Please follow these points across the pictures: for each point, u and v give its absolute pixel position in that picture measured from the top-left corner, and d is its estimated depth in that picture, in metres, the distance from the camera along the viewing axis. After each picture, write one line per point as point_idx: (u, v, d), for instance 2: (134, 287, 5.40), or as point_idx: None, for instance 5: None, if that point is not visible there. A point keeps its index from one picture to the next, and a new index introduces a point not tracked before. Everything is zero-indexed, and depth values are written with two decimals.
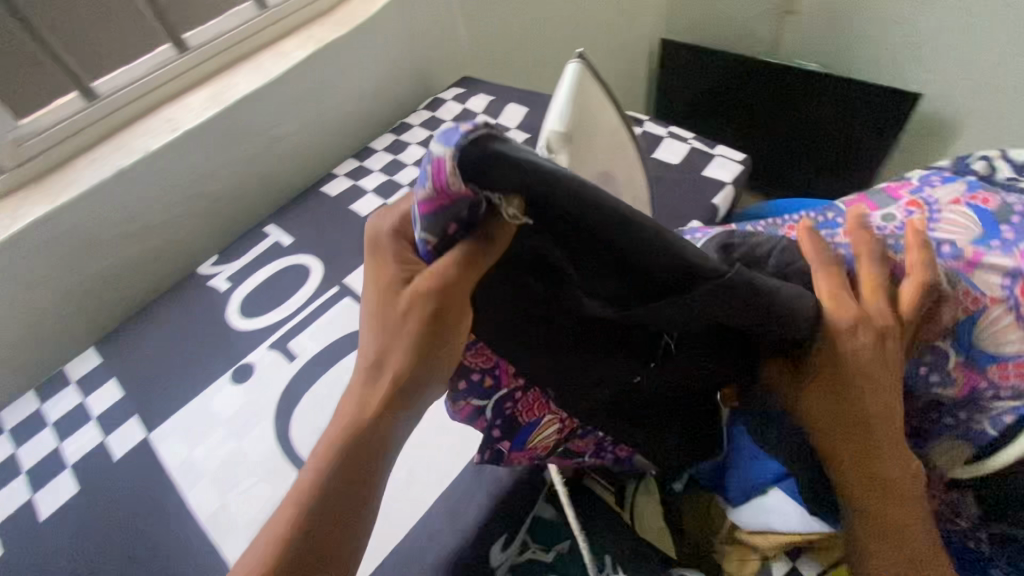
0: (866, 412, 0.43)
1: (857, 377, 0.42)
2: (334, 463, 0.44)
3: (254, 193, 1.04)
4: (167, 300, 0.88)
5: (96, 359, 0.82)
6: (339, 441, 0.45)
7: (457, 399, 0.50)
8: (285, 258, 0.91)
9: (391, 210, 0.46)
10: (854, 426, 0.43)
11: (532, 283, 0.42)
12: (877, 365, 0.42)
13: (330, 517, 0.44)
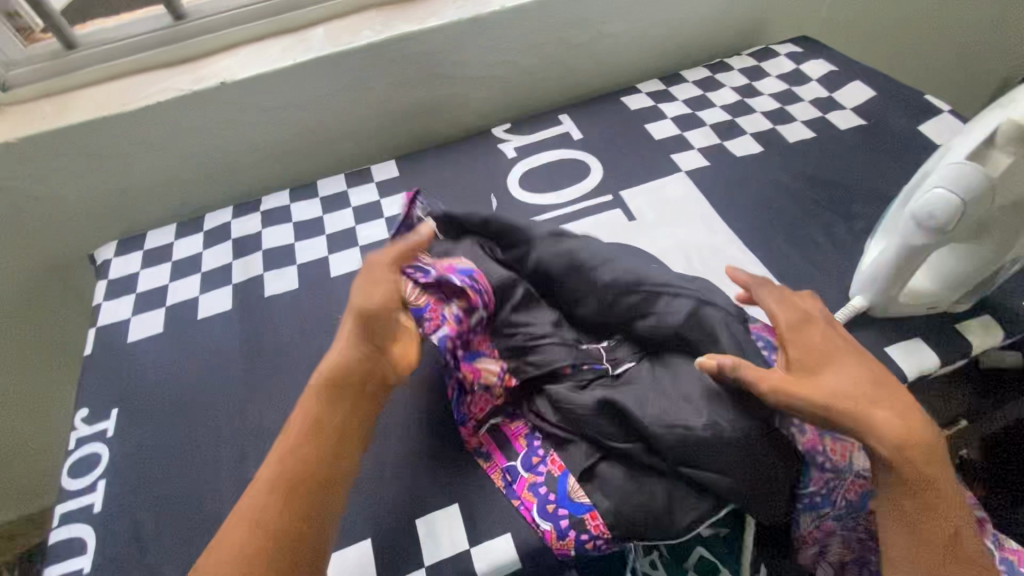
0: (848, 402, 0.48)
1: (817, 365, 0.51)
2: (296, 476, 0.47)
3: (558, 81, 1.05)
4: (462, 147, 0.97)
5: (394, 173, 0.94)
6: (283, 466, 0.48)
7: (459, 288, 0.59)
8: (571, 151, 0.93)
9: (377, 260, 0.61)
10: (846, 410, 0.48)
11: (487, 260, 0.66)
12: (819, 352, 0.52)
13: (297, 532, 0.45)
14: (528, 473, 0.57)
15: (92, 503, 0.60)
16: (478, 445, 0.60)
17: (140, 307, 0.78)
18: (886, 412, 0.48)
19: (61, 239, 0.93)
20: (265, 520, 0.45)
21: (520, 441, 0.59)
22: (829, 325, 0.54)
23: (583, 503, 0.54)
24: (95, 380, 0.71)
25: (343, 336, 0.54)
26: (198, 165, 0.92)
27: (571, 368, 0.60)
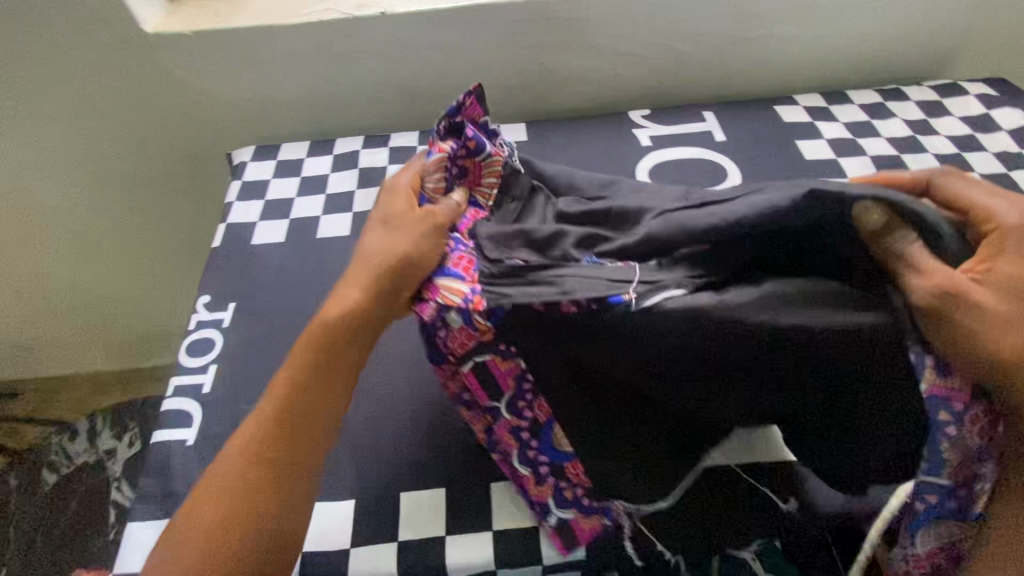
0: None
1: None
2: (292, 414, 0.51)
3: (711, 76, 0.99)
4: (597, 125, 0.94)
5: (523, 136, 0.92)
6: (286, 398, 0.51)
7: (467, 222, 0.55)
8: (710, 152, 0.88)
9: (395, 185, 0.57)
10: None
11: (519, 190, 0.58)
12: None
13: (303, 462, 0.51)
14: (513, 417, 0.51)
15: (202, 383, 0.65)
16: (459, 393, 0.52)
17: (266, 215, 0.82)
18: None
19: (206, 133, 1.01)
20: (282, 460, 0.50)
21: (507, 381, 0.50)
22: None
23: (566, 451, 0.52)
24: (218, 272, 0.76)
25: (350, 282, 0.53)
26: (339, 90, 0.94)
27: (576, 301, 0.44)
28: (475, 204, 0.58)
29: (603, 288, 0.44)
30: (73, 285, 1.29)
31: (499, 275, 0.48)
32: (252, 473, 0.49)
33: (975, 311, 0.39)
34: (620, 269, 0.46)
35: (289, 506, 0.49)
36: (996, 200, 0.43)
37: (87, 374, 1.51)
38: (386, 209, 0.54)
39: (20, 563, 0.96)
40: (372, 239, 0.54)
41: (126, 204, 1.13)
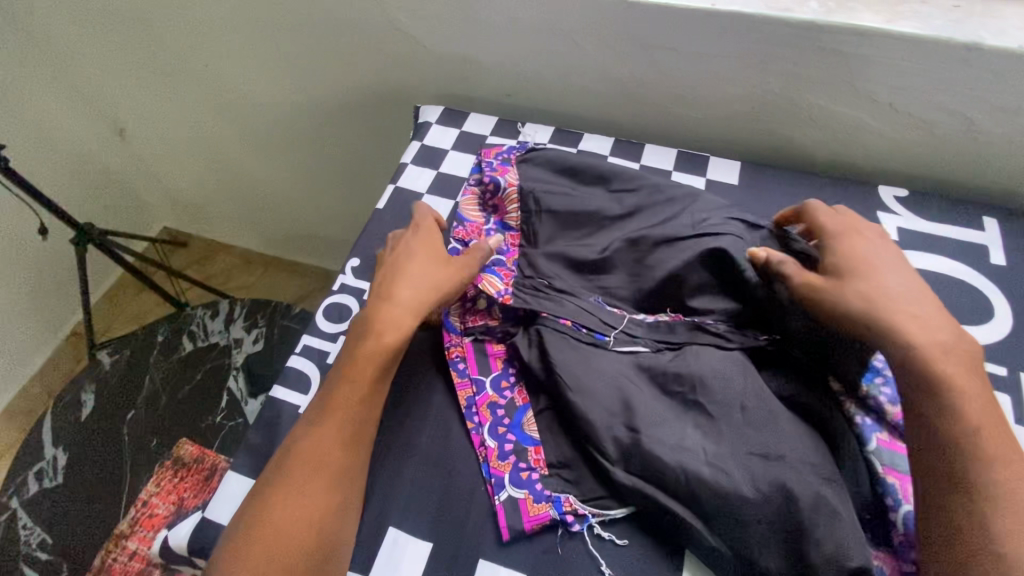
0: (891, 306, 0.52)
1: (864, 279, 0.54)
2: (356, 410, 0.53)
3: (1011, 172, 0.74)
4: (829, 192, 0.76)
5: (735, 180, 0.77)
6: (342, 406, 0.53)
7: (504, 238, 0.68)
8: (975, 275, 0.67)
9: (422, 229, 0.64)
10: (887, 315, 0.51)
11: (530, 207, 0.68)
12: (870, 269, 0.55)
13: (360, 462, 0.53)
14: (493, 392, 0.58)
15: (328, 351, 0.64)
16: (456, 357, 0.61)
17: (435, 189, 0.78)
18: (915, 310, 0.52)
19: (401, 75, 0.99)
20: (344, 457, 0.51)
21: (497, 362, 0.60)
22: (884, 260, 0.56)
23: (532, 436, 0.56)
24: (375, 236, 0.74)
25: (406, 306, 0.57)
26: (543, 69, 0.85)
27: (571, 326, 0.59)
28: (506, 227, 0.69)
29: (595, 325, 0.60)
30: (250, 173, 1.40)
31: (530, 288, 0.62)
32: (312, 472, 0.50)
33: (823, 294, 0.54)
34: (611, 314, 0.61)
35: (343, 502, 0.51)
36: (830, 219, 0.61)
37: (241, 249, 1.69)
38: (431, 249, 0.62)
39: (145, 410, 1.10)
40: (409, 272, 0.59)
41: (311, 117, 1.18)
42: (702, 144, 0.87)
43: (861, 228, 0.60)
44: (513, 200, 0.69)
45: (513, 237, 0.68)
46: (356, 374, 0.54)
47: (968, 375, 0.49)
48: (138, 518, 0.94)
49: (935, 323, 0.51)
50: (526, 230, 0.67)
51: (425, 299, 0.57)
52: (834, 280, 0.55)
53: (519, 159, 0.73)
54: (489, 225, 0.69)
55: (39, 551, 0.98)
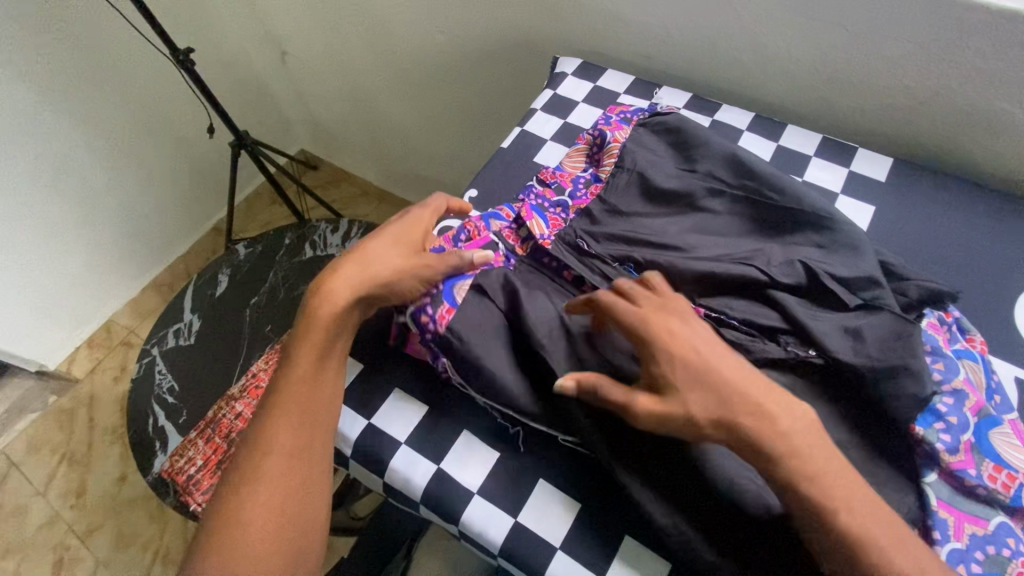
0: (740, 403, 0.46)
1: (699, 377, 0.47)
2: (306, 393, 0.55)
3: None
4: (994, 205, 0.67)
5: (884, 174, 0.71)
6: (296, 393, 0.54)
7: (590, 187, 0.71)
8: None
9: (407, 219, 0.62)
10: (738, 415, 0.46)
11: (627, 164, 0.69)
12: (702, 364, 0.48)
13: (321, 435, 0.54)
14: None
15: None
16: (467, 229, 0.67)
17: (559, 137, 0.80)
18: (756, 402, 0.46)
19: (544, 26, 1.01)
20: (297, 435, 0.53)
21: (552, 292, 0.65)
22: (708, 342, 0.50)
23: (457, 300, 0.59)
24: (494, 170, 0.78)
25: (344, 288, 0.56)
26: (689, 33, 0.83)
27: (592, 290, 0.63)
28: (596, 178, 0.71)
29: None
30: (382, 109, 1.51)
31: (568, 243, 0.65)
32: (270, 478, 0.51)
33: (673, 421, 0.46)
34: None
35: (304, 476, 0.52)
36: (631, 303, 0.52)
37: (363, 180, 1.83)
38: (399, 231, 0.60)
39: (265, 301, 1.25)
40: (354, 262, 0.57)
41: (446, 61, 1.24)
42: (849, 134, 0.80)
43: (669, 303, 0.52)
44: (612, 155, 0.71)
45: (597, 187, 0.70)
46: (298, 359, 0.55)
47: (817, 444, 0.46)
48: (246, 386, 1.07)
49: (771, 406, 0.46)
50: (610, 183, 0.69)
51: (362, 294, 0.57)
52: (672, 393, 0.47)
53: (644, 120, 0.74)
54: (583, 174, 0.73)
55: (168, 395, 1.17)
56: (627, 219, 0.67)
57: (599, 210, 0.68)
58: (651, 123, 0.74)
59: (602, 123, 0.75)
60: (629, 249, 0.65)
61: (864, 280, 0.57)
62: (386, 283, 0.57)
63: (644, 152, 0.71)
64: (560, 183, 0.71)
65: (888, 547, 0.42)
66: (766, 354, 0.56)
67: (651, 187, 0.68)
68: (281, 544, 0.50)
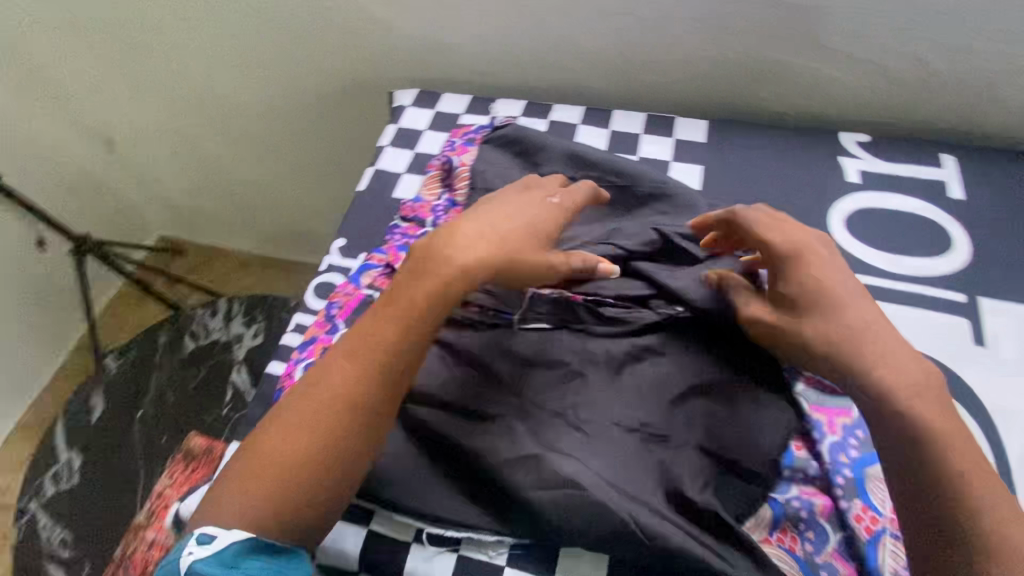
0: (864, 345, 0.49)
1: (829, 310, 0.51)
2: (380, 355, 0.51)
3: (968, 109, 0.77)
4: (794, 141, 0.78)
5: (704, 136, 0.79)
6: (379, 344, 0.51)
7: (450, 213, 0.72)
8: (936, 209, 0.70)
9: (526, 191, 0.60)
10: (857, 350, 0.49)
11: (479, 181, 0.73)
12: (833, 300, 0.51)
13: (387, 407, 0.51)
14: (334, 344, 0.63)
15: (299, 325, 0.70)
16: (337, 300, 0.67)
17: (412, 168, 0.81)
18: (886, 346, 0.49)
19: (375, 64, 1.01)
20: (352, 393, 0.50)
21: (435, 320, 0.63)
22: (848, 292, 0.52)
23: None
24: (355, 216, 0.77)
25: (467, 249, 0.53)
26: (510, 46, 0.88)
27: (478, 310, 0.64)
28: (454, 203, 0.73)
29: (501, 305, 0.64)
30: (237, 175, 1.43)
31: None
32: (320, 422, 0.49)
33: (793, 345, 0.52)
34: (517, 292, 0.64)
35: (351, 440, 0.49)
36: (770, 232, 0.56)
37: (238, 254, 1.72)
38: (529, 204, 0.59)
39: (153, 410, 1.13)
40: (486, 228, 0.55)
41: (293, 116, 1.20)
42: (671, 108, 0.89)
43: (810, 244, 0.54)
44: (464, 178, 0.74)
45: (456, 211, 0.72)
46: (395, 308, 0.52)
47: (940, 396, 0.47)
48: (155, 509, 0.97)
49: (891, 350, 0.49)
50: (467, 203, 0.72)
51: (487, 266, 0.53)
52: (796, 319, 0.52)
53: (486, 135, 0.78)
54: (441, 201, 0.74)
55: (62, 548, 1.02)
56: None
57: None
58: (491, 135, 0.78)
59: (448, 149, 0.78)
60: None
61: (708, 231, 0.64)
62: (501, 266, 0.54)
63: (491, 167, 0.75)
64: (420, 215, 0.73)
65: (962, 474, 0.44)
66: (642, 318, 0.62)
67: None
68: (310, 492, 0.48)
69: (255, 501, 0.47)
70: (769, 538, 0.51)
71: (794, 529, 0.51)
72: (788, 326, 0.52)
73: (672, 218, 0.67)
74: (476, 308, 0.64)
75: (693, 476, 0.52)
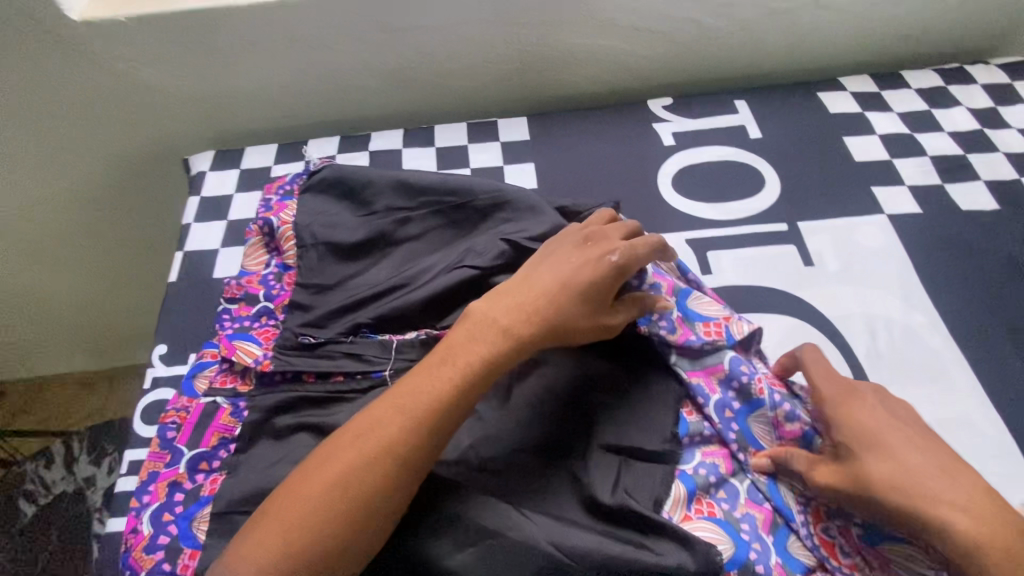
0: (930, 488, 0.44)
1: (885, 448, 0.46)
2: (430, 411, 0.45)
3: (744, 57, 0.85)
4: (608, 118, 0.81)
5: (526, 133, 0.79)
6: (428, 396, 0.46)
7: (284, 280, 0.64)
8: (741, 152, 0.76)
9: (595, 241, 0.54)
10: (918, 502, 0.44)
11: (308, 237, 0.65)
12: (894, 441, 0.46)
13: (419, 475, 0.45)
14: (183, 472, 0.54)
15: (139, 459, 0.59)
16: (172, 421, 0.58)
17: (231, 240, 0.72)
18: (956, 500, 0.43)
19: (158, 133, 0.88)
20: (390, 458, 0.44)
21: (297, 405, 0.56)
22: (915, 430, 0.47)
23: (198, 536, 0.51)
24: (176, 314, 0.67)
25: (516, 315, 0.50)
26: (307, 82, 0.81)
27: (343, 379, 0.57)
28: (286, 267, 0.66)
29: (367, 365, 0.57)
30: None
31: (291, 347, 0.58)
32: (353, 477, 0.43)
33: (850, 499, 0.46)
34: (381, 346, 0.58)
35: (378, 503, 0.43)
36: (827, 384, 0.51)
37: None
38: (588, 253, 0.53)
39: None
40: (547, 286, 0.51)
41: None
42: (492, 110, 0.87)
43: (871, 390, 0.50)
44: (289, 237, 0.66)
45: (291, 276, 0.64)
46: (449, 365, 0.47)
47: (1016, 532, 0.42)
48: None
49: (968, 496, 0.43)
50: (301, 264, 0.64)
51: (521, 340, 0.49)
52: (850, 469, 0.47)
53: (303, 183, 0.71)
54: (270, 269, 0.66)
55: None
56: (337, 287, 0.63)
57: (304, 296, 0.62)
58: (308, 181, 0.70)
59: (263, 210, 0.69)
60: (352, 314, 0.61)
61: (554, 227, 0.62)
62: (538, 341, 0.49)
63: (317, 216, 0.67)
64: (250, 291, 0.64)
65: None
66: None
67: (342, 245, 0.65)
68: (322, 553, 0.41)
69: (259, 566, 0.41)
70: (689, 514, 0.49)
71: (708, 495, 0.50)
72: (846, 478, 0.46)
73: (520, 221, 0.65)
74: (340, 378, 0.57)
75: (604, 476, 0.50)
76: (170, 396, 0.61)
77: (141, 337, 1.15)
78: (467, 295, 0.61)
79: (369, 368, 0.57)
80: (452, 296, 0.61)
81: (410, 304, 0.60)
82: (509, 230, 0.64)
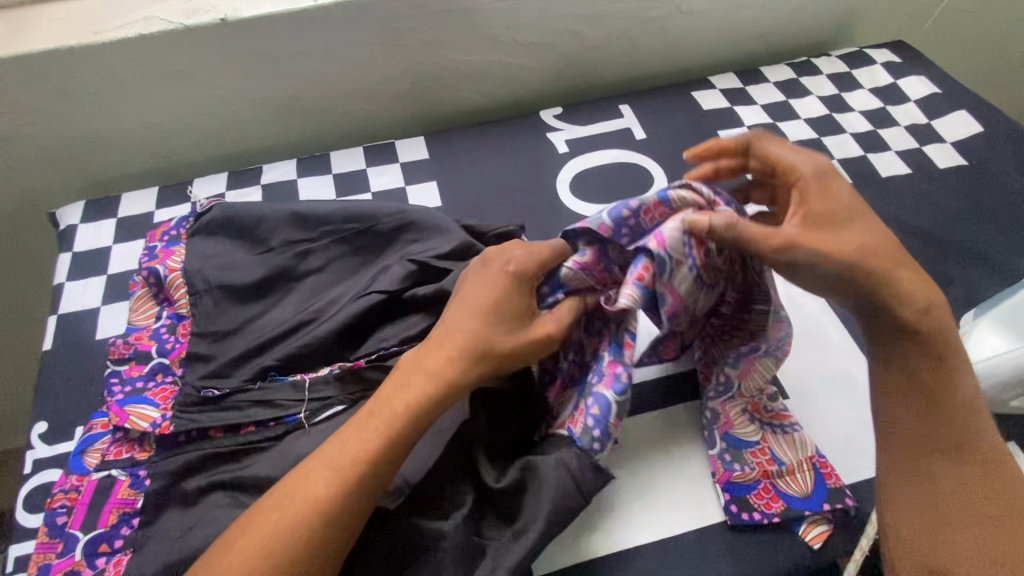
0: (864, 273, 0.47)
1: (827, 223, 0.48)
2: (353, 463, 0.44)
3: (622, 62, 0.90)
4: (504, 131, 0.82)
5: (425, 151, 0.79)
6: (354, 449, 0.44)
7: (178, 331, 0.60)
8: (629, 152, 0.80)
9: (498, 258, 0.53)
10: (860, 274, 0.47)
11: (200, 282, 0.61)
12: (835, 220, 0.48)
13: (349, 530, 0.43)
14: (81, 559, 0.50)
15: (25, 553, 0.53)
16: (60, 505, 0.52)
17: (114, 295, 0.66)
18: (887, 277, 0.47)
19: (13, 186, 0.79)
20: (315, 518, 0.42)
21: (205, 464, 0.52)
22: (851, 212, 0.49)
23: None
24: (57, 384, 0.60)
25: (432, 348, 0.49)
26: (184, 118, 0.77)
27: (256, 428, 0.54)
28: (180, 317, 0.61)
29: (279, 410, 0.55)
30: None
31: (193, 403, 0.55)
32: (277, 540, 0.41)
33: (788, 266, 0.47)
34: (291, 387, 0.56)
35: (304, 559, 0.41)
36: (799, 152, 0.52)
37: None
38: (493, 273, 0.51)
39: None
40: (475, 324, 0.48)
41: None
42: (388, 131, 0.87)
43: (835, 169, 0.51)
44: (178, 286, 0.62)
45: (185, 326, 0.60)
46: (372, 419, 0.46)
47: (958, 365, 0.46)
48: None
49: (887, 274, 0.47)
50: (195, 312, 0.60)
51: (445, 378, 0.47)
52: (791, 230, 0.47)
53: (188, 226, 0.66)
54: (161, 321, 0.61)
55: None
56: (239, 332, 0.60)
57: (202, 345, 0.58)
58: (195, 224, 0.66)
59: (146, 259, 0.64)
60: (257, 356, 0.58)
61: (459, 244, 0.63)
62: (462, 376, 0.47)
63: (208, 260, 0.63)
64: (140, 349, 0.59)
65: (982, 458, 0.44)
66: None
67: (240, 288, 0.62)
68: None
69: None
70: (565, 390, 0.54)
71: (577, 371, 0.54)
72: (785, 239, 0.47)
73: (426, 240, 0.65)
74: (252, 429, 0.54)
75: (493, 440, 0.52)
76: (57, 478, 0.55)
77: (19, 418, 0.99)
78: (379, 319, 0.61)
79: (282, 413, 0.55)
80: (363, 323, 0.60)
81: (318, 337, 0.58)
82: (414, 251, 0.64)
